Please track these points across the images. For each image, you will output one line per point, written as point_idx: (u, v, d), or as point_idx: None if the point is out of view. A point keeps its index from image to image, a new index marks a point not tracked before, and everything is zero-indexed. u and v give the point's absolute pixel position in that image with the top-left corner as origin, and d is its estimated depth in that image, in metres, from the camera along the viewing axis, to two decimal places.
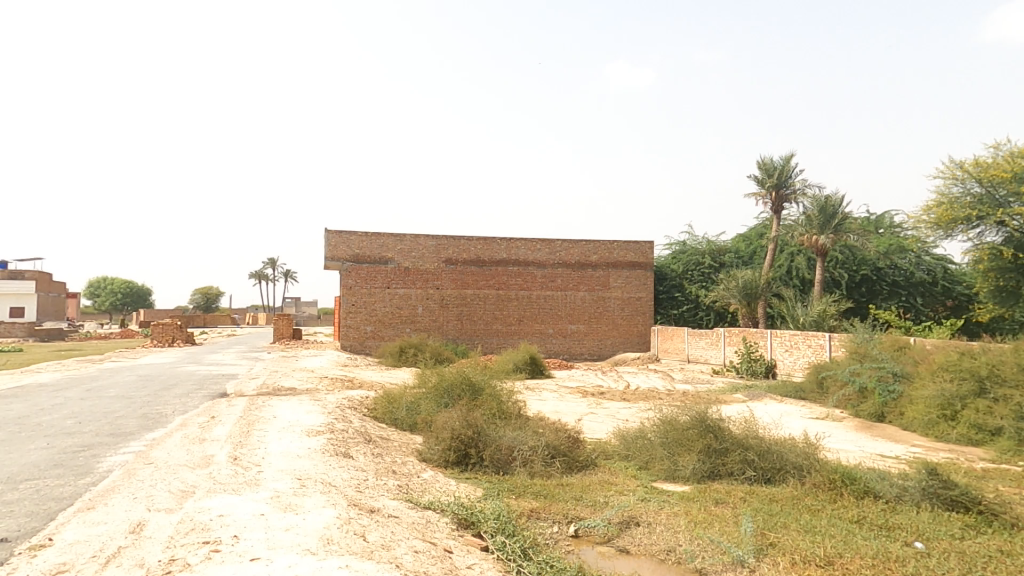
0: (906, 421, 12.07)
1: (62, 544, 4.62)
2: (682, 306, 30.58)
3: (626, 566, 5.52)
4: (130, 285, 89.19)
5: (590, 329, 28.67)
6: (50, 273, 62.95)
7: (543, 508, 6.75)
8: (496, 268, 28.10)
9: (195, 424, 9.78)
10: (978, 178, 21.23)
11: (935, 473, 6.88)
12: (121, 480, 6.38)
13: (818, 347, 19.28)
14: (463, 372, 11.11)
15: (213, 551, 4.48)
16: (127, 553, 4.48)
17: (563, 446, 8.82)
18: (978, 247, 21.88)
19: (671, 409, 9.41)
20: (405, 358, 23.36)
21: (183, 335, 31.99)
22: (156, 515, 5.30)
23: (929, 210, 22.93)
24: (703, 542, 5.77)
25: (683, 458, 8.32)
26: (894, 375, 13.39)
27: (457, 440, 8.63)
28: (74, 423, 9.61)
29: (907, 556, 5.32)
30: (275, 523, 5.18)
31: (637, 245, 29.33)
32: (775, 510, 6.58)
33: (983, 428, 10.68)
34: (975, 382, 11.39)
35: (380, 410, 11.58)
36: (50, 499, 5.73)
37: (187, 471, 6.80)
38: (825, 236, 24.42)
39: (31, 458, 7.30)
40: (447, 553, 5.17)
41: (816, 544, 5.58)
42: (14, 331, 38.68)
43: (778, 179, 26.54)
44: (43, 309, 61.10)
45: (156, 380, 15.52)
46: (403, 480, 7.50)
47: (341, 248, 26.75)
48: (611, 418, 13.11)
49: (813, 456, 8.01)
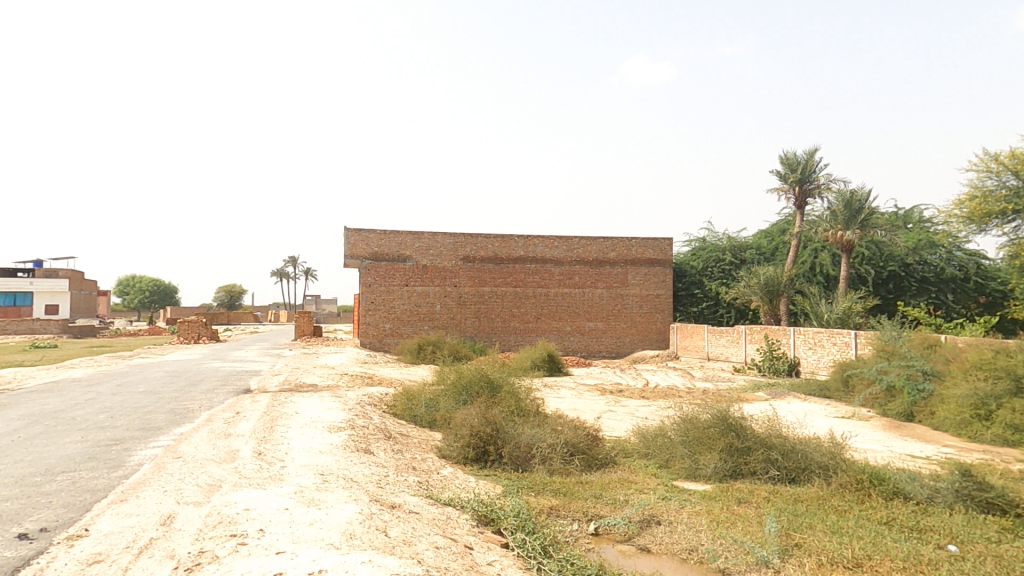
0: (937, 420, 11.82)
1: (97, 534, 4.71)
2: (701, 303, 30.35)
3: (648, 565, 5.47)
4: (157, 283, 91.14)
5: (608, 326, 28.55)
6: (81, 271, 64.74)
7: (562, 506, 6.73)
8: (514, 266, 28.10)
9: (220, 419, 9.95)
10: (1015, 171, 20.61)
11: (970, 475, 6.72)
12: (151, 474, 6.49)
13: (843, 344, 18.88)
14: (481, 370, 11.10)
15: (240, 544, 4.53)
16: (158, 545, 4.55)
17: (583, 444, 8.79)
18: (1014, 241, 21.30)
19: (692, 407, 9.33)
20: (423, 355, 23.50)
21: (208, 332, 32.55)
22: (185, 508, 5.39)
23: (962, 204, 22.43)
24: (725, 542, 5.70)
25: (705, 457, 8.23)
26: (923, 373, 13.14)
27: (476, 437, 8.60)
28: (107, 417, 9.81)
29: (940, 559, 5.21)
30: (299, 518, 5.21)
31: (655, 242, 29.12)
32: (800, 510, 6.48)
33: (1020, 429, 10.38)
34: (1011, 381, 11.11)
35: (400, 407, 11.67)
36: (85, 491, 5.85)
37: (213, 466, 6.89)
38: (850, 231, 24.00)
39: (67, 451, 7.47)
40: (468, 549, 5.19)
41: (844, 546, 5.48)
42: (49, 328, 39.72)
43: (802, 174, 26.13)
44: (76, 307, 62.76)
45: (182, 376, 15.73)
46: (423, 476, 7.55)
47: (360, 245, 26.89)
48: (630, 416, 13.00)
49: (840, 456, 7.86)
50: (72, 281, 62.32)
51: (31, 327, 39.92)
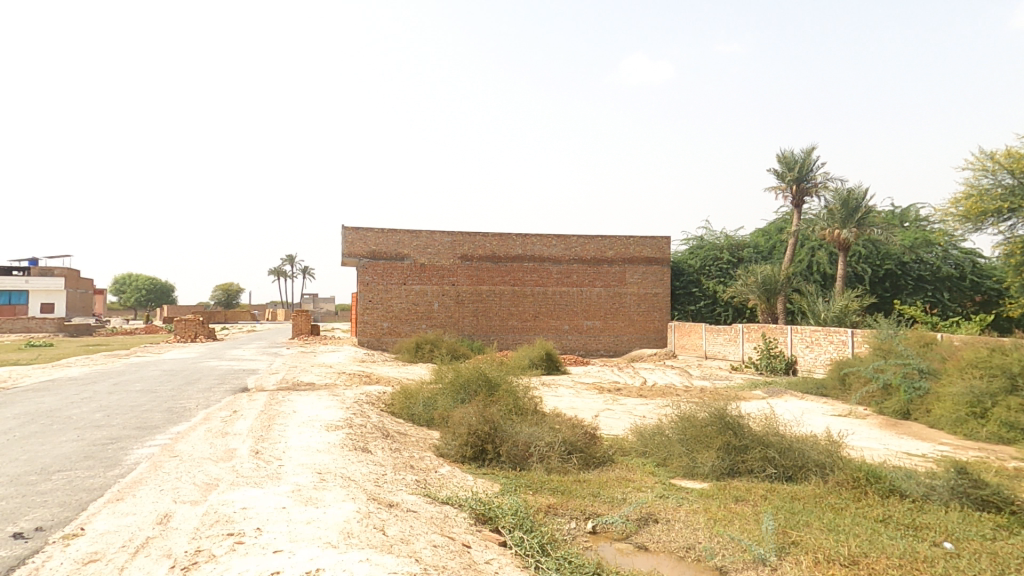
0: (933, 418, 11.86)
1: (93, 533, 4.71)
2: (699, 302, 30.38)
3: (645, 563, 5.48)
4: (154, 282, 91.07)
5: (606, 325, 28.57)
6: (77, 269, 64.59)
7: (560, 504, 6.75)
8: (512, 264, 28.11)
9: (217, 418, 9.94)
10: (1011, 169, 20.68)
11: (965, 472, 6.73)
12: (147, 473, 6.49)
13: (840, 343, 18.93)
14: (479, 368, 11.09)
15: (237, 543, 4.53)
16: (154, 544, 4.54)
17: (580, 442, 8.80)
18: (1010, 239, 21.37)
19: (689, 406, 9.31)
20: (421, 354, 23.49)
21: (206, 331, 32.51)
22: (181, 507, 5.38)
23: (958, 202, 22.49)
24: (723, 540, 5.72)
25: (702, 455, 8.24)
26: (920, 371, 13.17)
27: (474, 436, 8.61)
28: (103, 416, 9.78)
29: (936, 556, 5.22)
30: (296, 517, 5.21)
31: (653, 240, 29.14)
32: (797, 509, 6.49)
33: (1015, 427, 10.42)
34: (1007, 379, 11.13)
35: (398, 406, 11.68)
36: (81, 489, 5.85)
37: (210, 465, 6.88)
38: (847, 230, 24.03)
39: (63, 450, 7.45)
40: (466, 548, 5.18)
41: (840, 544, 5.49)
42: (46, 326, 39.61)
43: (799, 172, 26.17)
44: (72, 305, 62.58)
45: (179, 375, 15.71)
46: (421, 475, 7.55)
47: (357, 244, 26.84)
48: (628, 415, 12.99)
49: (836, 454, 7.89)
50: (69, 279, 62.22)
51: (27, 326, 39.84)
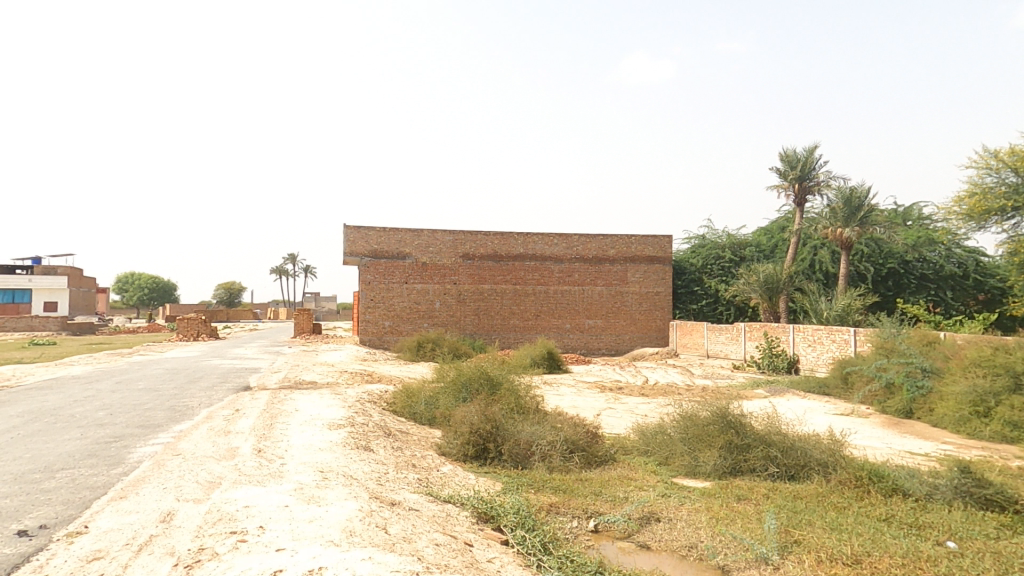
0: (936, 417, 11.84)
1: (97, 531, 4.71)
2: (701, 301, 30.32)
3: (647, 562, 5.48)
4: (156, 281, 91.29)
5: (608, 324, 28.55)
6: (79, 269, 64.78)
7: (562, 503, 6.75)
8: (513, 263, 28.10)
9: (220, 416, 9.97)
10: (1014, 168, 20.62)
11: (968, 472, 6.72)
12: (150, 471, 6.50)
13: (842, 341, 18.90)
14: (481, 367, 11.09)
15: (240, 541, 4.54)
16: (158, 542, 4.55)
17: (582, 441, 8.81)
18: (1013, 237, 21.32)
19: (691, 405, 9.30)
20: (422, 352, 23.51)
21: (207, 330, 32.54)
22: (184, 505, 5.39)
23: (961, 201, 22.43)
24: (725, 539, 5.71)
25: (704, 454, 8.24)
26: (922, 370, 13.13)
27: (476, 434, 8.63)
28: (106, 414, 9.81)
29: (940, 555, 5.21)
30: (299, 515, 5.22)
31: (655, 239, 29.10)
32: (799, 507, 6.49)
33: (1018, 426, 10.39)
34: (1010, 378, 11.11)
35: (399, 404, 11.70)
36: (84, 487, 5.86)
37: (213, 463, 6.90)
38: (850, 228, 23.99)
39: (66, 448, 7.46)
40: (468, 546, 5.19)
41: (843, 542, 5.49)
42: (49, 325, 39.76)
43: (801, 170, 26.13)
44: (74, 304, 62.79)
45: (182, 373, 15.75)
46: (423, 474, 7.56)
47: (359, 243, 26.85)
48: (629, 414, 12.98)
49: (839, 453, 7.89)
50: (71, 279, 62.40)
51: (30, 325, 39.98)
